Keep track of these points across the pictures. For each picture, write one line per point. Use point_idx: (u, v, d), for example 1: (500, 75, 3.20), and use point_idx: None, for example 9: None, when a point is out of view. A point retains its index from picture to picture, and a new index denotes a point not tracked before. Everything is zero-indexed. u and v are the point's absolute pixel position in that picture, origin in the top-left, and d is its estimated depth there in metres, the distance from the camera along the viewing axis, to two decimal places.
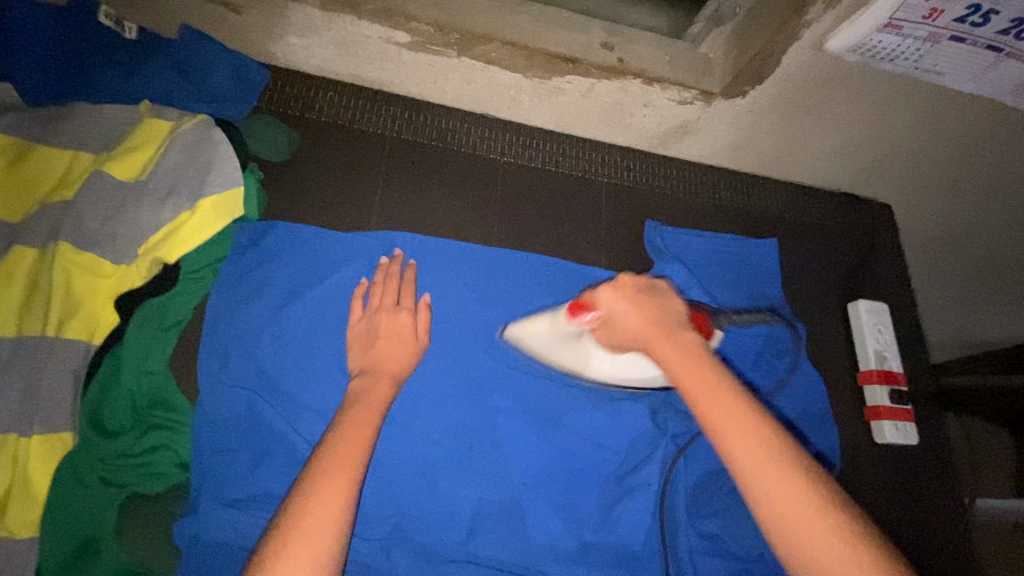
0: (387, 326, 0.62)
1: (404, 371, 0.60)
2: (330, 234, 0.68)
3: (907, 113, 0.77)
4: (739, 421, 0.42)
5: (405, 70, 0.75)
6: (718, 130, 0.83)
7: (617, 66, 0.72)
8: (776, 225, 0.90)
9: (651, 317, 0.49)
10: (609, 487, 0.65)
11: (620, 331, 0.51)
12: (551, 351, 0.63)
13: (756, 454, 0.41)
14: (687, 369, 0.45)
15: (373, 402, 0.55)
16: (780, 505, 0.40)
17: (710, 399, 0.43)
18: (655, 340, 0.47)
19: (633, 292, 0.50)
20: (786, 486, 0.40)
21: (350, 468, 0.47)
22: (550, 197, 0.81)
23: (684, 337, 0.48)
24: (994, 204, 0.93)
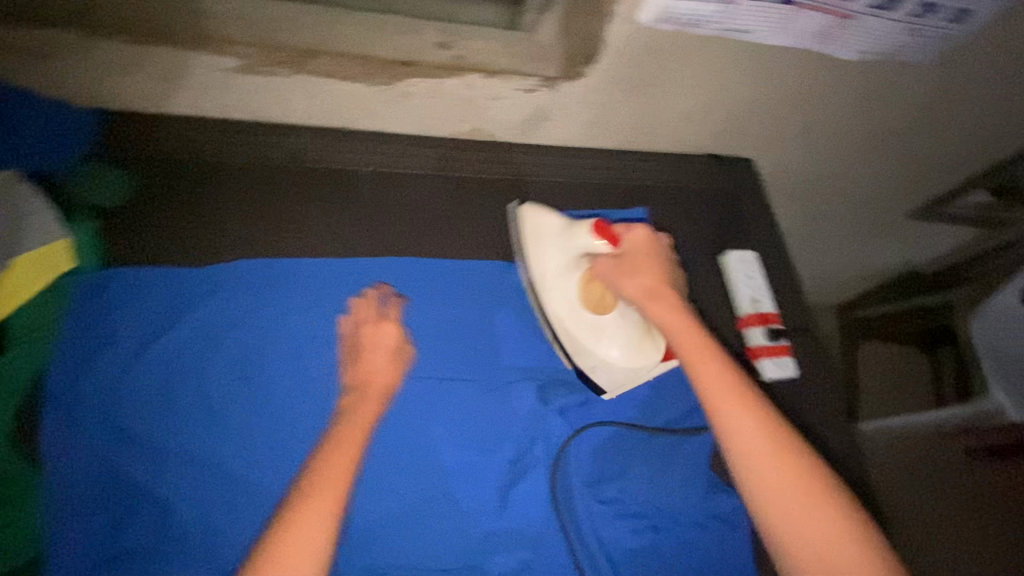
0: (369, 340, 0.70)
1: (387, 384, 0.66)
2: (177, 280, 0.68)
3: (735, 71, 0.83)
4: (727, 399, 0.61)
5: (244, 95, 0.74)
6: (572, 111, 0.86)
7: (454, 64, 0.75)
8: (644, 193, 0.94)
9: (659, 275, 0.70)
10: (503, 473, 0.68)
11: (631, 273, 0.69)
12: (535, 240, 0.74)
13: (750, 427, 0.59)
14: (685, 332, 0.66)
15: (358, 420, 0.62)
16: (766, 451, 0.58)
17: (709, 369, 0.63)
18: (657, 305, 0.67)
19: (649, 259, 0.70)
20: (762, 438, 0.59)
21: (324, 499, 0.54)
22: (417, 199, 0.81)
23: (679, 306, 0.68)
24: (826, 133, 1.04)
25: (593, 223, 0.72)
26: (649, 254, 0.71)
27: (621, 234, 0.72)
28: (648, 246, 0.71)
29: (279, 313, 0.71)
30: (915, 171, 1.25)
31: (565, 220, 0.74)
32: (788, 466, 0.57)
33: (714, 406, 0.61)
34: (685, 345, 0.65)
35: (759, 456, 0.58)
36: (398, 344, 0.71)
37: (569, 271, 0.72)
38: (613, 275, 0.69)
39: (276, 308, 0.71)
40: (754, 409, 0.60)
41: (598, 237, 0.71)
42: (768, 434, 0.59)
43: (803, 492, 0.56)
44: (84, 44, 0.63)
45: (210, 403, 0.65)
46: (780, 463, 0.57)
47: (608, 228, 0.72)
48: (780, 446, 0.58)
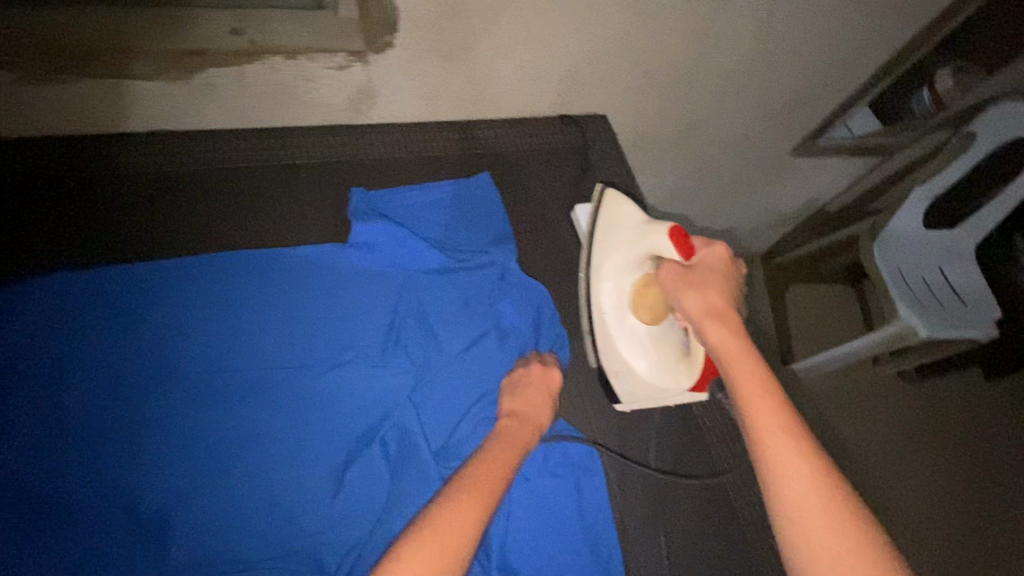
0: (537, 378, 0.75)
1: (544, 422, 0.72)
2: None
3: (551, 25, 0.83)
4: (776, 430, 0.56)
5: (39, 107, 0.74)
6: (397, 86, 0.85)
7: (250, 49, 0.74)
8: (493, 162, 0.95)
9: (724, 299, 0.65)
10: (338, 453, 0.71)
11: (696, 288, 0.66)
12: (608, 236, 0.76)
13: (803, 489, 0.53)
14: (738, 358, 0.61)
15: (510, 439, 0.68)
16: (822, 532, 0.51)
17: (766, 408, 0.57)
18: (722, 328, 0.63)
19: (720, 278, 0.67)
20: (824, 518, 0.51)
21: (477, 498, 0.57)
22: (241, 194, 0.81)
23: (738, 328, 0.63)
24: (675, 83, 1.06)
25: (674, 230, 0.70)
26: (721, 273, 0.67)
27: (700, 249, 0.69)
28: (724, 267, 0.68)
29: (86, 330, 0.70)
30: (781, 108, 1.28)
31: (642, 219, 0.75)
32: (846, 553, 0.50)
33: (763, 444, 0.55)
34: (739, 373, 0.60)
35: (814, 511, 0.52)
36: (223, 341, 0.74)
37: (631, 269, 0.74)
38: (675, 287, 0.66)
39: (80, 320, 0.70)
40: (807, 453, 0.54)
41: (671, 244, 0.70)
42: (823, 491, 0.52)
43: (857, 554, 0.49)
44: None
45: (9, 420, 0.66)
46: (845, 560, 0.49)
47: (683, 243, 0.69)
48: (833, 499, 0.52)
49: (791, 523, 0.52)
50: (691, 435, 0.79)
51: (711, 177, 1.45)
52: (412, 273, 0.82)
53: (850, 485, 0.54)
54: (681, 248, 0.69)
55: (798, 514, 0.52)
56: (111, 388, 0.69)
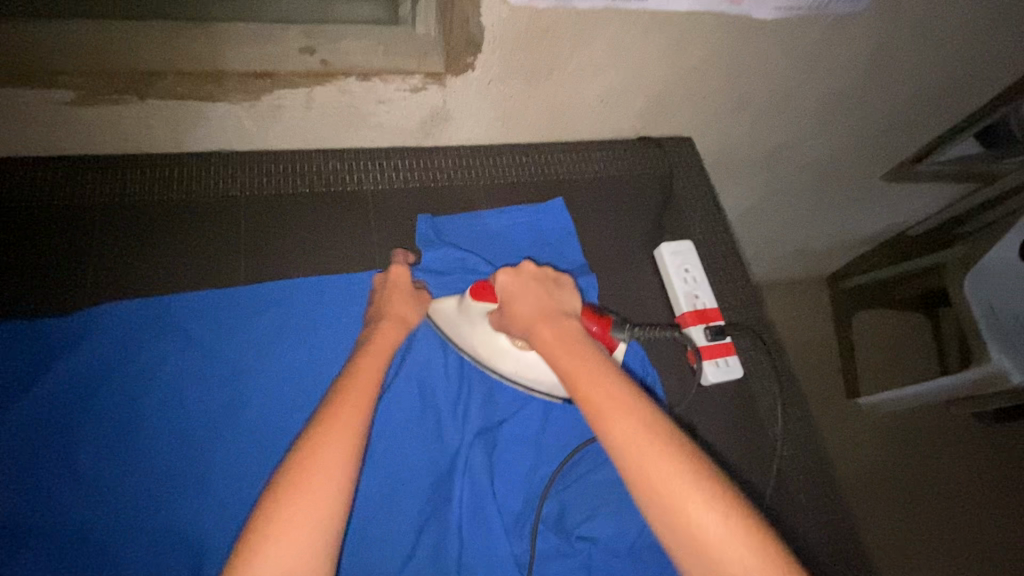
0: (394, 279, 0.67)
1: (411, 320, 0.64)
2: (29, 326, 0.62)
3: (646, 47, 0.75)
4: (608, 402, 0.48)
5: (97, 129, 0.68)
6: (472, 110, 0.78)
7: (322, 71, 0.67)
8: (570, 189, 0.85)
9: (540, 306, 0.57)
10: (409, 514, 0.62)
11: (516, 304, 0.58)
12: (456, 328, 0.67)
13: (640, 448, 0.44)
14: (560, 348, 0.53)
15: (377, 343, 0.60)
16: (669, 489, 0.42)
17: (591, 384, 0.49)
18: (540, 326, 0.55)
19: (528, 283, 0.60)
20: (669, 473, 0.43)
21: (350, 419, 0.49)
22: (307, 217, 0.73)
23: (554, 322, 0.55)
24: (769, 104, 0.95)
25: (472, 290, 0.62)
26: (530, 287, 0.59)
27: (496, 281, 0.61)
28: (526, 276, 0.60)
29: (157, 362, 0.64)
30: (882, 131, 1.15)
31: (460, 296, 0.66)
32: (703, 508, 0.42)
33: (595, 414, 0.47)
34: (561, 358, 0.52)
35: (659, 472, 0.43)
36: (291, 383, 0.66)
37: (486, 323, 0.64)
38: (517, 317, 0.58)
39: (146, 353, 0.64)
40: (637, 412, 0.47)
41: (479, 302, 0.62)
42: (660, 446, 0.44)
43: (709, 500, 0.42)
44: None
45: (60, 469, 0.59)
46: (698, 513, 0.41)
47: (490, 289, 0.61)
48: (668, 450, 0.44)
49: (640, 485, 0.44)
50: (792, 513, 0.70)
51: (785, 210, 1.37)
52: None
53: (685, 435, 0.46)
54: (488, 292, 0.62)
55: (639, 469, 0.44)
56: (176, 432, 0.62)
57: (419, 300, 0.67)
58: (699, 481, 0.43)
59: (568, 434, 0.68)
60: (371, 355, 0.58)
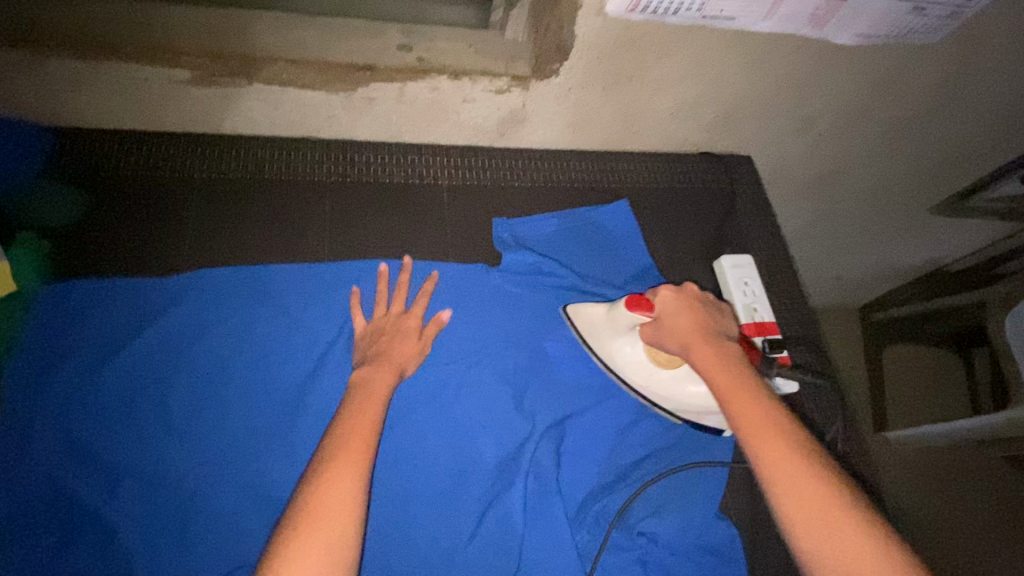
0: (395, 324, 0.67)
1: (405, 365, 0.64)
2: (139, 284, 0.66)
3: (722, 64, 0.77)
4: (771, 432, 0.52)
5: (203, 109, 0.72)
6: (549, 114, 0.81)
7: (417, 66, 0.71)
8: (633, 197, 0.88)
9: (698, 326, 0.61)
10: (473, 496, 0.64)
11: (671, 321, 0.62)
12: (596, 335, 0.68)
13: (796, 478, 0.49)
14: (721, 371, 0.57)
15: (374, 389, 0.58)
16: (830, 528, 0.46)
17: (750, 409, 0.54)
18: (697, 346, 0.59)
19: (692, 303, 0.63)
20: (825, 510, 0.47)
21: (354, 469, 0.49)
22: (389, 204, 0.77)
23: (722, 346, 0.59)
24: (830, 128, 0.97)
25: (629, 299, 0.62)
26: (685, 307, 0.62)
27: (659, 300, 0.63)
28: (688, 295, 0.64)
29: (244, 330, 0.67)
30: (937, 163, 1.15)
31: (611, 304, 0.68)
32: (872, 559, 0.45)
33: (753, 439, 0.52)
34: (717, 378, 0.57)
35: (823, 513, 0.47)
36: None
37: (631, 335, 0.65)
38: (676, 332, 0.61)
39: (241, 318, 0.67)
40: (791, 441, 0.52)
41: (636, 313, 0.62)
42: (829, 487, 0.49)
43: (875, 546, 0.45)
44: (46, 57, 0.63)
45: (160, 421, 0.61)
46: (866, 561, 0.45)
47: (646, 303, 0.62)
48: (821, 478, 0.49)
49: (786, 503, 0.49)
50: None
51: (832, 235, 1.38)
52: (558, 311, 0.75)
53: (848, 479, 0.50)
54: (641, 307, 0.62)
55: (793, 488, 0.49)
56: (259, 399, 0.64)
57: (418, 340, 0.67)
58: (847, 510, 0.47)
59: (630, 429, 0.70)
60: (365, 400, 0.57)
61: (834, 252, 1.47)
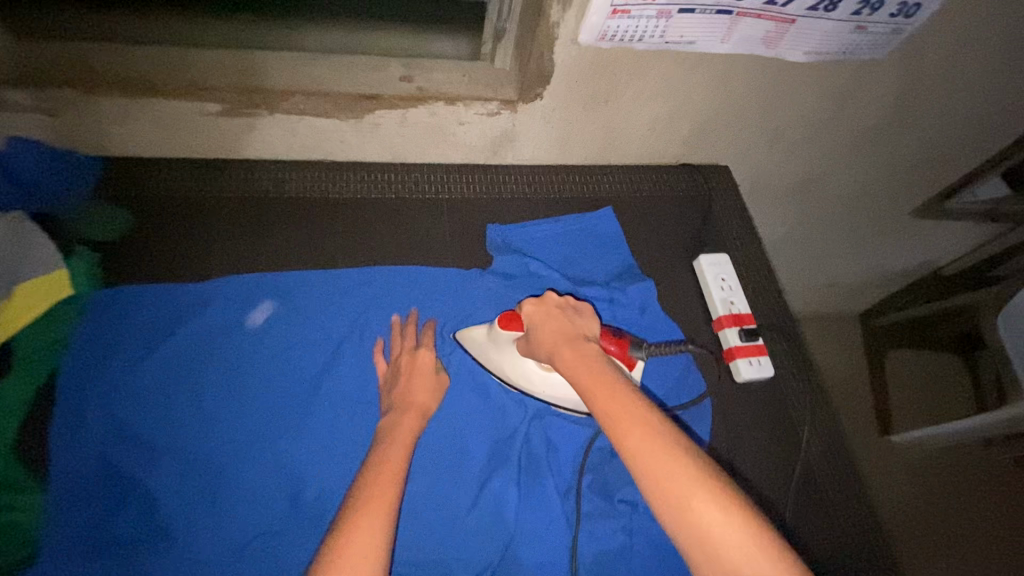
0: (416, 364, 0.74)
1: (426, 405, 0.71)
2: (175, 287, 0.75)
3: (690, 83, 0.86)
4: (624, 414, 0.58)
5: (230, 137, 0.82)
6: (537, 132, 0.90)
7: (416, 94, 0.80)
8: (616, 205, 0.96)
9: (562, 331, 0.68)
10: (472, 474, 0.71)
11: (542, 330, 0.69)
12: (486, 354, 0.76)
13: (647, 451, 0.54)
14: (584, 369, 0.64)
15: (397, 436, 0.66)
16: (678, 488, 0.52)
17: (606, 398, 0.60)
18: (562, 348, 0.66)
19: (551, 311, 0.71)
20: (675, 473, 0.52)
21: (377, 517, 0.55)
22: (394, 215, 0.85)
23: (582, 347, 0.66)
24: (800, 138, 1.05)
25: (503, 318, 0.72)
26: (551, 318, 0.70)
27: (526, 316, 0.71)
28: (547, 308, 0.71)
29: (265, 327, 0.75)
30: (909, 168, 1.22)
31: (490, 326, 0.76)
32: (716, 511, 0.50)
33: (611, 426, 0.57)
34: (578, 375, 0.63)
35: (671, 478, 0.52)
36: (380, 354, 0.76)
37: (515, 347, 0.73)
38: (549, 340, 0.68)
39: (263, 318, 0.76)
40: (642, 419, 0.57)
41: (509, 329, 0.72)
42: (675, 452, 0.54)
43: (719, 498, 0.51)
44: (98, 96, 0.73)
45: (193, 406, 0.69)
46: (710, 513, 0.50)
47: (518, 319, 0.72)
48: (671, 445, 0.54)
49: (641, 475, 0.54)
50: (817, 501, 0.77)
51: (819, 241, 1.44)
52: None
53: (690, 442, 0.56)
54: (513, 325, 0.71)
55: (652, 471, 0.53)
56: (278, 387, 0.72)
57: (435, 380, 0.73)
58: (700, 479, 0.52)
59: None
60: (391, 446, 0.65)
61: (822, 257, 1.53)
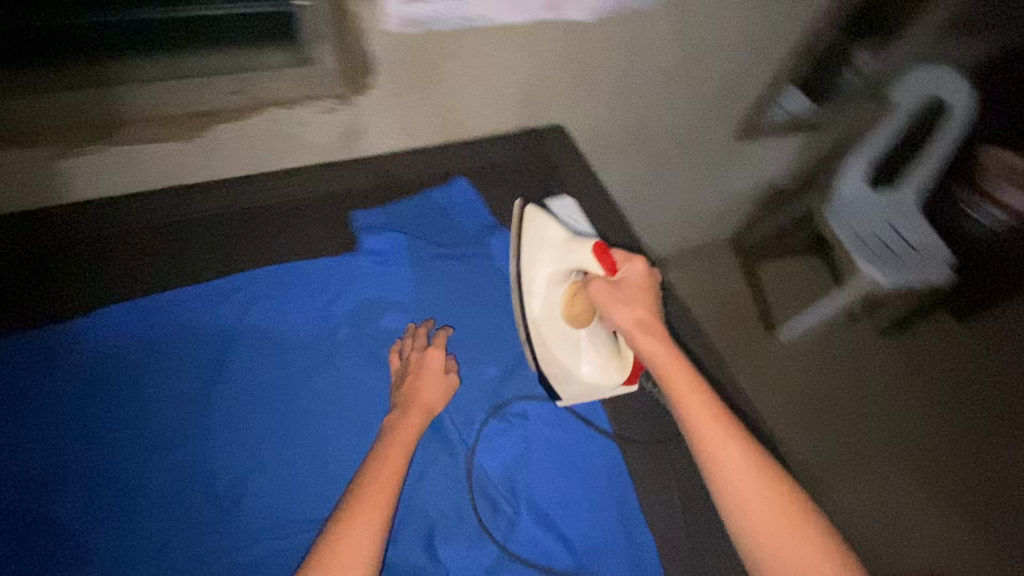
0: (423, 371, 0.78)
1: (429, 404, 0.76)
2: (40, 332, 0.75)
3: (502, 54, 0.97)
4: (708, 418, 0.65)
5: (70, 178, 0.84)
6: (378, 122, 0.97)
7: (251, 105, 0.86)
8: (469, 176, 1.06)
9: (648, 310, 0.73)
10: (373, 432, 0.78)
11: (624, 303, 0.72)
12: (527, 255, 0.77)
13: (734, 460, 0.63)
14: (669, 363, 0.69)
15: (402, 433, 0.71)
16: (760, 510, 0.61)
17: (695, 400, 0.67)
18: (638, 335, 0.71)
19: (635, 291, 0.74)
20: (765, 494, 0.61)
21: (371, 519, 0.60)
22: (255, 222, 0.91)
23: (666, 340, 0.71)
24: (616, 90, 1.21)
25: (597, 246, 0.73)
26: (640, 289, 0.74)
27: (622, 264, 0.75)
28: (643, 278, 0.75)
29: (146, 350, 0.78)
30: (716, 100, 1.43)
31: (569, 233, 0.77)
32: (798, 534, 0.60)
33: (698, 432, 0.65)
34: (670, 374, 0.68)
35: (754, 493, 0.61)
36: (267, 348, 0.81)
37: (558, 283, 0.77)
38: (607, 301, 0.72)
39: (141, 340, 0.78)
40: (730, 427, 0.65)
41: (598, 260, 0.73)
42: (756, 463, 0.63)
43: (788, 515, 0.61)
44: None
45: (87, 435, 0.72)
46: (775, 528, 0.60)
47: (608, 257, 0.73)
48: (755, 458, 0.63)
49: (721, 481, 0.63)
50: None
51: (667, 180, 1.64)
52: (420, 275, 0.91)
53: (771, 458, 0.64)
54: (606, 263, 0.73)
55: (699, 422, 0.65)
56: (171, 400, 0.75)
57: (444, 380, 0.79)
58: (772, 477, 0.63)
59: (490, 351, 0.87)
60: (389, 457, 0.67)
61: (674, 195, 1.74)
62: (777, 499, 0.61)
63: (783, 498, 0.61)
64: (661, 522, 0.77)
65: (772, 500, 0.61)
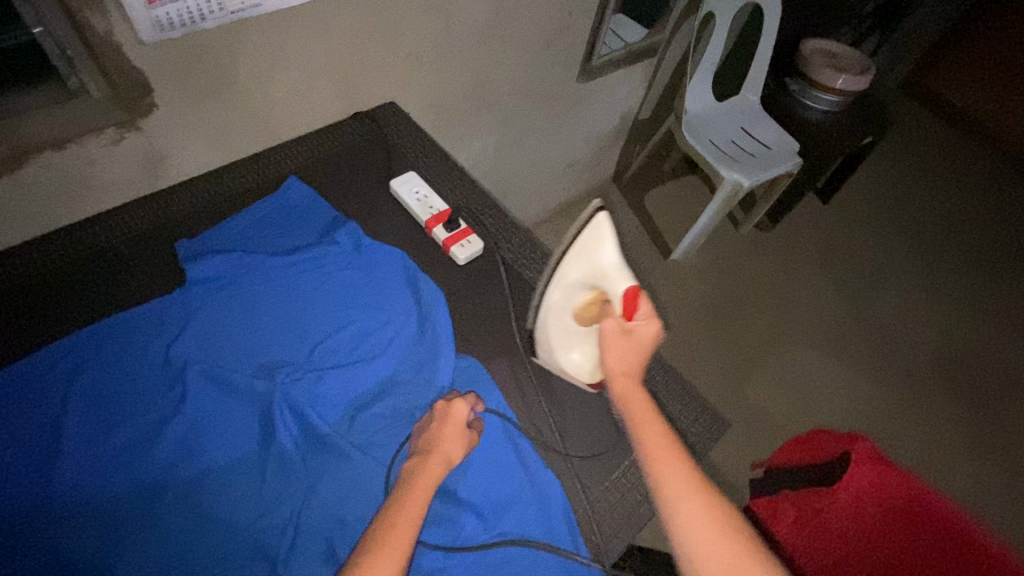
0: (447, 429, 0.72)
1: (454, 458, 0.71)
2: None
3: (297, 42, 0.91)
4: (668, 451, 0.59)
5: None
6: (180, 141, 0.90)
7: (14, 154, 0.75)
8: (303, 174, 1.00)
9: (636, 359, 0.69)
10: (250, 462, 0.70)
11: (620, 347, 0.70)
12: (572, 256, 0.77)
13: (683, 490, 0.56)
14: (633, 400, 0.65)
15: (419, 482, 0.66)
16: (705, 548, 0.53)
17: (654, 435, 0.61)
18: (617, 372, 0.68)
19: (633, 344, 0.70)
20: (711, 528, 0.54)
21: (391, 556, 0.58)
22: (67, 280, 0.81)
23: (642, 385, 0.67)
24: (443, 56, 1.18)
25: (631, 291, 0.72)
26: (642, 349, 0.70)
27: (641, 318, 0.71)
28: (651, 345, 0.70)
29: None
30: (549, 46, 1.43)
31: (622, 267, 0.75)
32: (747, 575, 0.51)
33: (654, 461, 0.59)
34: (633, 403, 0.65)
35: (703, 524, 0.54)
36: (105, 408, 0.71)
37: (583, 290, 0.77)
38: (609, 340, 0.70)
39: None
40: (687, 464, 0.58)
41: (625, 300, 0.72)
42: (705, 497, 0.56)
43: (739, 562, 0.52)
44: None
45: None
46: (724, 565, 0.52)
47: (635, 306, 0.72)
48: (709, 494, 0.56)
49: (672, 510, 0.55)
50: None
51: (525, 133, 1.65)
52: (268, 283, 0.84)
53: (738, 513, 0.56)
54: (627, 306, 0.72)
55: (650, 440, 0.60)
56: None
57: (466, 437, 0.73)
58: (728, 519, 0.54)
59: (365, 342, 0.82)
60: (414, 493, 0.65)
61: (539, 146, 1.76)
62: (721, 533, 0.53)
63: (737, 538, 0.53)
64: (563, 460, 0.76)
65: (714, 529, 0.53)
